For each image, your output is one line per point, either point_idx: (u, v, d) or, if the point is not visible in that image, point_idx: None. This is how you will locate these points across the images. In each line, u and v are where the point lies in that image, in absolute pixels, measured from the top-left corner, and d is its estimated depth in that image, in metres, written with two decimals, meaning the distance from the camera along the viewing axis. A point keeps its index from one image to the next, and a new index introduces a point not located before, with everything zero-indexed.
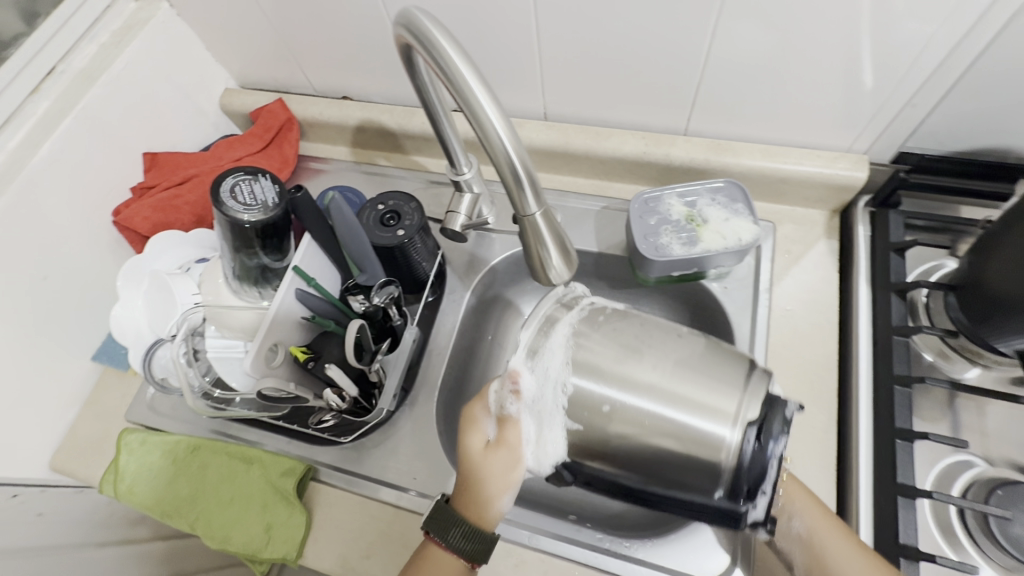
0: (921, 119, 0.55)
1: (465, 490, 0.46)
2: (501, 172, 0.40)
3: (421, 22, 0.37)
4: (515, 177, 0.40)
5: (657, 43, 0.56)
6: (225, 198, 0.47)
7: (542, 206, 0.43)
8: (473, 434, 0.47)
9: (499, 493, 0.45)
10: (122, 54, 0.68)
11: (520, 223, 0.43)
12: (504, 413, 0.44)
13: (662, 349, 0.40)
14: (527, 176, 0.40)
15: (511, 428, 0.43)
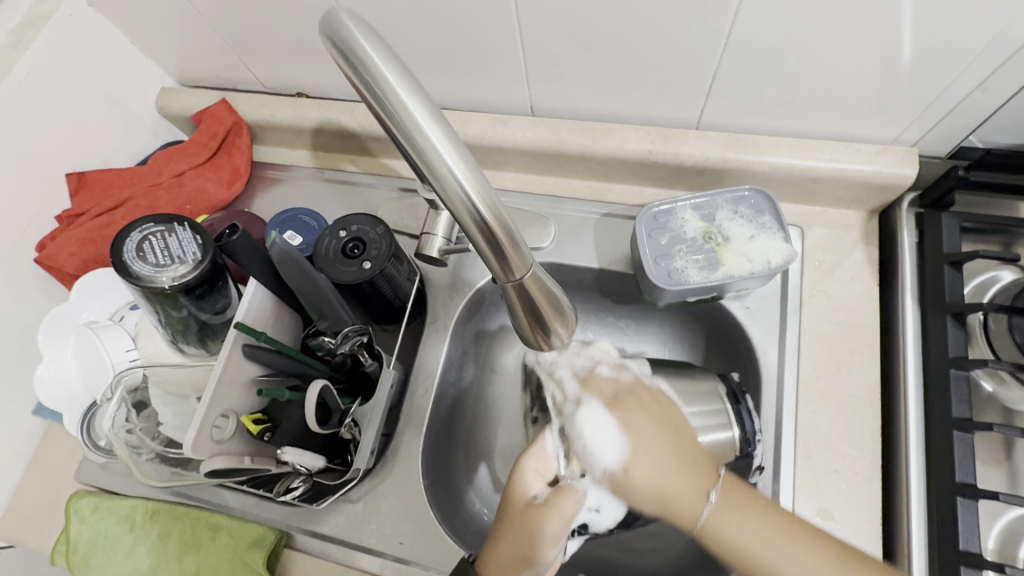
0: (988, 105, 0.45)
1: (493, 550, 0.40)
2: (472, 235, 0.30)
3: (348, 29, 0.27)
4: (491, 240, 0.31)
5: (666, 23, 0.46)
6: (132, 259, 0.38)
7: (530, 264, 0.34)
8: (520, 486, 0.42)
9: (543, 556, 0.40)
10: (22, 57, 0.57)
11: (504, 291, 0.34)
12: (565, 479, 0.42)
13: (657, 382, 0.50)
14: (506, 238, 0.31)
15: (568, 494, 0.41)
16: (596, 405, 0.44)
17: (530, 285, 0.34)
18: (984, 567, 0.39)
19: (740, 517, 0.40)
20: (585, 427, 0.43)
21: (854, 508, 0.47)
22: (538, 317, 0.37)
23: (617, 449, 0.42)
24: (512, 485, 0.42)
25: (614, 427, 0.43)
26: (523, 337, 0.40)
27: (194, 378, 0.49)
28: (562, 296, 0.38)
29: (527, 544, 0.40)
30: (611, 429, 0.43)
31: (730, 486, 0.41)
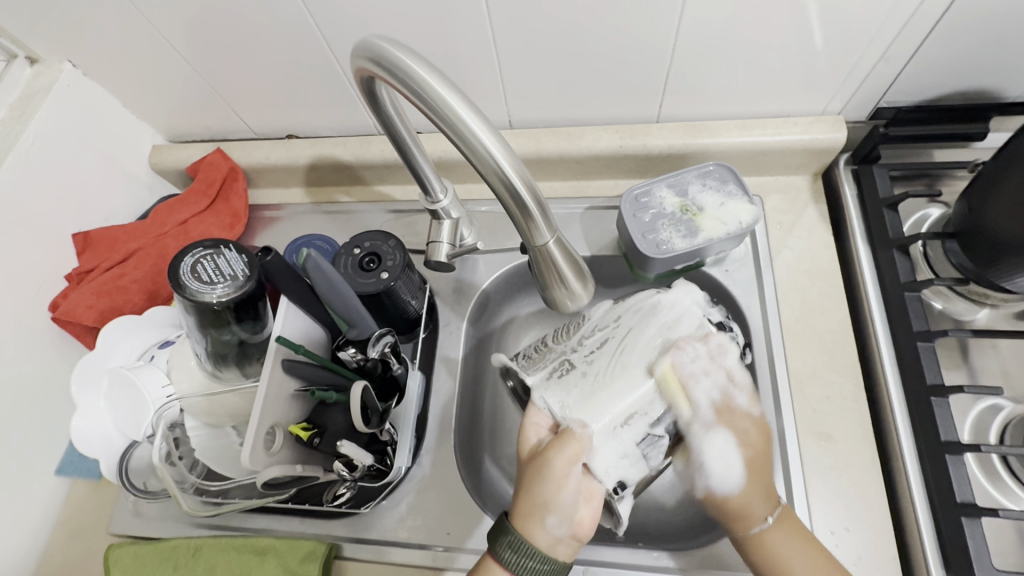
0: (894, 74, 0.55)
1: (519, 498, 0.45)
2: (505, 199, 0.38)
3: (386, 50, 0.34)
4: (520, 202, 0.38)
5: (621, 36, 0.53)
6: (187, 279, 0.42)
7: (552, 227, 0.41)
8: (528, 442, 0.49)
9: (554, 502, 0.44)
10: (27, 128, 0.60)
11: (533, 253, 0.41)
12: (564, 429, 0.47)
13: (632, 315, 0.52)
14: (532, 200, 0.38)
15: (569, 441, 0.46)
16: (722, 433, 0.48)
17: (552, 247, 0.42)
18: (963, 450, 0.46)
19: (791, 541, 0.46)
20: (705, 442, 0.48)
21: (850, 426, 0.53)
22: (561, 276, 0.44)
23: (734, 479, 0.48)
24: (522, 441, 0.50)
25: (739, 464, 0.48)
26: (547, 298, 0.47)
27: (233, 403, 0.52)
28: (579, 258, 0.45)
29: (535, 480, 0.45)
30: (739, 461, 0.48)
31: (789, 519, 0.47)
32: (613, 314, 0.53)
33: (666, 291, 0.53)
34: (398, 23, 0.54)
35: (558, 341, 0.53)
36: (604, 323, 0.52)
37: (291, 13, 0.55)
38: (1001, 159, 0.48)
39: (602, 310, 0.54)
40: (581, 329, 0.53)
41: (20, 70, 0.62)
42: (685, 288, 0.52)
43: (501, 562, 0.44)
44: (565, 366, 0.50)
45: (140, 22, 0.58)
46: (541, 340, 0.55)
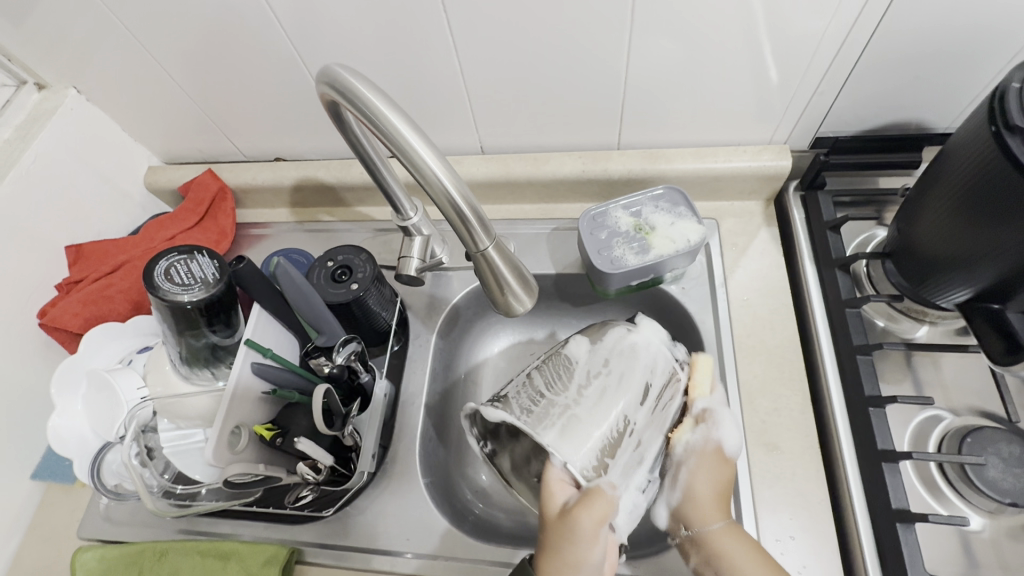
0: (829, 105, 0.59)
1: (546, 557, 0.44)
2: (448, 213, 0.41)
3: (344, 77, 0.38)
4: (462, 215, 0.41)
5: (576, 70, 0.58)
6: (160, 281, 0.45)
7: (492, 237, 0.45)
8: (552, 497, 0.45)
9: (584, 562, 0.43)
10: (30, 147, 0.65)
11: (476, 260, 0.45)
12: (593, 487, 0.44)
13: (621, 357, 0.50)
14: (472, 213, 0.42)
15: (599, 500, 0.44)
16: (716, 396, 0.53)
17: (492, 254, 0.46)
18: (898, 457, 0.48)
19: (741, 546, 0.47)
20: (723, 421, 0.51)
21: (796, 437, 0.55)
22: (504, 284, 0.48)
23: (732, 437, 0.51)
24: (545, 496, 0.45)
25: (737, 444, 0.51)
26: (495, 305, 0.51)
27: (202, 406, 0.53)
28: (520, 266, 0.49)
29: (568, 541, 0.43)
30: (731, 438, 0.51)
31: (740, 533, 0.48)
32: (596, 352, 0.51)
33: (635, 326, 0.53)
34: (375, 57, 0.60)
35: (552, 386, 0.49)
36: (589, 362, 0.51)
37: (277, 47, 0.60)
38: (921, 185, 0.51)
39: (583, 345, 0.52)
40: (570, 372, 0.50)
41: (28, 95, 0.68)
42: (651, 326, 0.53)
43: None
44: (572, 419, 0.47)
45: (140, 53, 0.63)
46: (529, 380, 0.51)
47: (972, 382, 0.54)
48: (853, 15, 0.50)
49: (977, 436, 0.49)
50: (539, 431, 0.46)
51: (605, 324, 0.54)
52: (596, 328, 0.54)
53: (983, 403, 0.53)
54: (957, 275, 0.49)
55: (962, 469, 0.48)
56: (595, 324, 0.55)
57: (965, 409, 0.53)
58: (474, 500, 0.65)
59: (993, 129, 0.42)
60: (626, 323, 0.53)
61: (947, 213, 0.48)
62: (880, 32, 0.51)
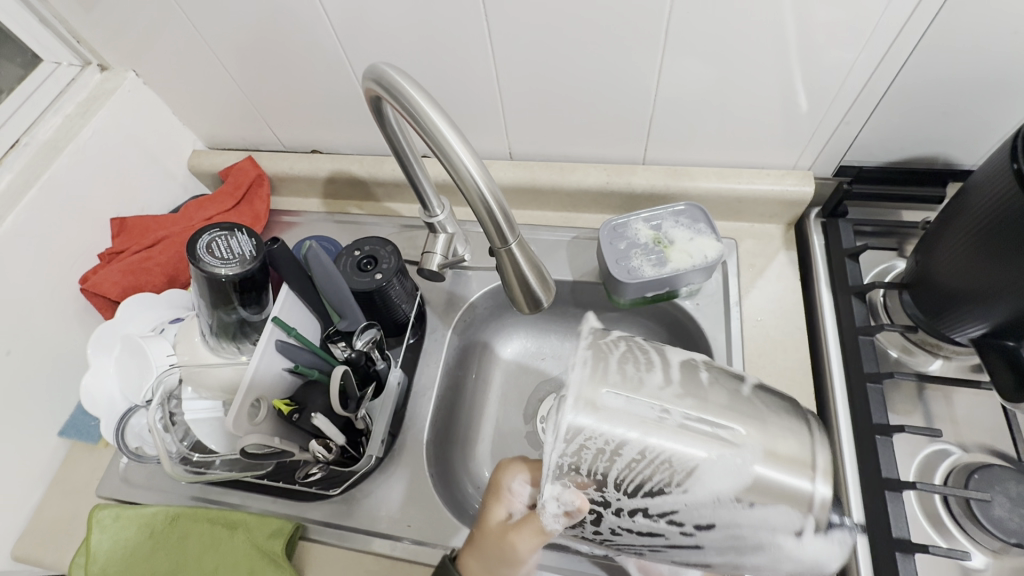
0: (855, 135, 0.60)
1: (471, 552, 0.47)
2: (477, 208, 0.43)
3: (390, 75, 0.41)
4: (489, 211, 0.43)
5: (608, 84, 0.60)
6: (203, 254, 0.48)
7: (516, 236, 0.47)
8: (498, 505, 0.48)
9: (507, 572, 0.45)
10: (89, 123, 0.69)
11: (499, 256, 0.47)
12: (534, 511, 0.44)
13: (716, 536, 0.41)
14: (500, 210, 0.43)
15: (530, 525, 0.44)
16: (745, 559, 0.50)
17: (515, 251, 0.47)
18: (901, 486, 0.48)
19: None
20: None
21: None
22: (525, 282, 0.50)
23: None
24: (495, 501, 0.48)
25: None
26: (514, 302, 0.53)
27: (226, 378, 0.56)
28: (542, 269, 0.51)
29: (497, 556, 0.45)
30: None
31: None
32: (719, 507, 0.40)
33: (805, 538, 0.40)
34: (416, 59, 0.63)
35: (651, 453, 0.40)
36: (714, 499, 0.40)
37: (325, 45, 0.63)
38: (942, 219, 0.52)
39: (733, 489, 0.40)
40: (679, 477, 0.40)
41: (91, 75, 0.72)
42: (817, 553, 0.40)
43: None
44: (614, 477, 0.40)
45: (198, 43, 0.67)
46: (646, 422, 0.41)
47: (985, 420, 0.54)
48: (884, 46, 0.51)
49: (984, 473, 0.49)
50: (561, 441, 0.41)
51: (799, 475, 0.40)
52: (781, 484, 0.40)
53: (994, 441, 0.52)
54: (972, 310, 0.49)
55: (967, 504, 0.48)
56: (783, 479, 0.40)
57: (975, 446, 0.52)
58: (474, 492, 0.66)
59: (1014, 168, 0.42)
60: (799, 527, 0.40)
61: (965, 248, 0.48)
62: (909, 67, 0.52)
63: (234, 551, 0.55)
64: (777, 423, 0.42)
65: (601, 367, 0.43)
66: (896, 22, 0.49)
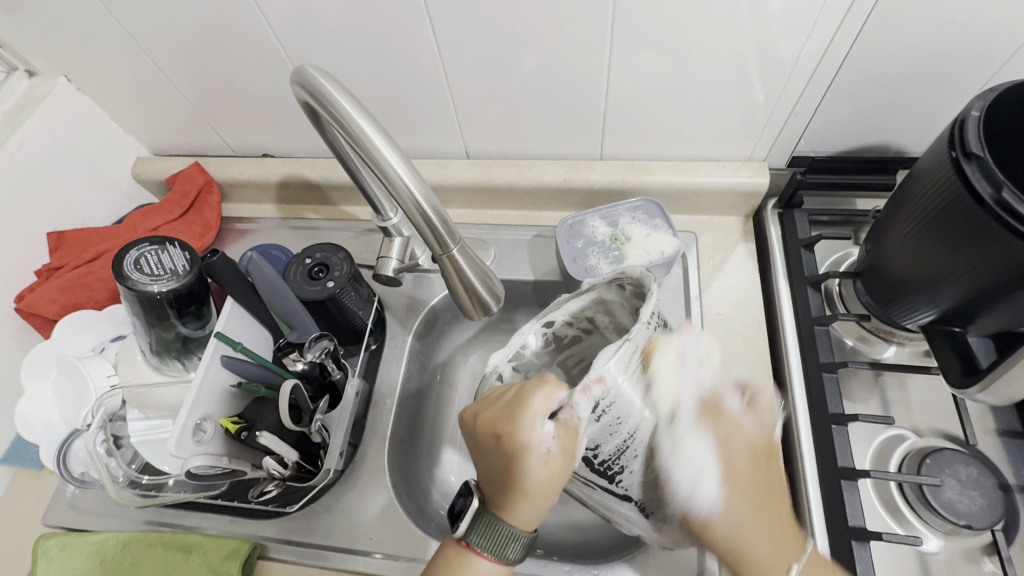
0: (805, 126, 0.61)
1: (524, 504, 0.42)
2: (411, 213, 0.43)
3: (315, 78, 0.40)
4: (424, 215, 0.43)
5: (560, 80, 0.59)
6: (130, 271, 0.46)
7: (457, 240, 0.47)
8: (529, 460, 0.40)
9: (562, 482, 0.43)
10: (16, 133, 0.65)
11: (441, 262, 0.47)
12: (570, 421, 0.40)
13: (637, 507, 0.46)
14: (435, 214, 0.43)
15: (571, 437, 0.41)
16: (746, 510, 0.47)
17: (458, 257, 0.48)
18: (856, 475, 0.48)
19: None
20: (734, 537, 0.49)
21: None
22: (472, 289, 0.50)
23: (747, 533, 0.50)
24: (521, 452, 0.41)
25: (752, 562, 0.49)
26: (464, 309, 0.53)
27: (173, 397, 0.53)
28: (487, 272, 0.51)
29: (554, 486, 0.42)
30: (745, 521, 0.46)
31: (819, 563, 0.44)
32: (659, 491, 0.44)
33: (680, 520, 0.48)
34: (363, 60, 0.60)
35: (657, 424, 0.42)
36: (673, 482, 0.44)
37: (267, 46, 0.61)
38: (890, 207, 0.52)
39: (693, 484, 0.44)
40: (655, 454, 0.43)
41: (19, 81, 0.68)
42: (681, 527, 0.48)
43: (502, 560, 0.42)
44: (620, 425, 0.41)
45: (132, 46, 0.64)
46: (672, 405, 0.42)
47: (936, 404, 0.54)
48: (829, 36, 0.51)
49: (937, 458, 0.50)
50: (614, 369, 0.39)
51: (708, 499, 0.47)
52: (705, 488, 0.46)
53: (946, 424, 0.53)
54: (919, 298, 0.50)
55: (920, 489, 0.49)
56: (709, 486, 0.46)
57: (929, 431, 0.53)
58: (452, 453, 0.69)
59: (951, 156, 0.43)
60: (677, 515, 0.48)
61: (909, 236, 0.49)
62: (854, 56, 0.52)
63: None
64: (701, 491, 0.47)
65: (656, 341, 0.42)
66: (839, 11, 0.49)
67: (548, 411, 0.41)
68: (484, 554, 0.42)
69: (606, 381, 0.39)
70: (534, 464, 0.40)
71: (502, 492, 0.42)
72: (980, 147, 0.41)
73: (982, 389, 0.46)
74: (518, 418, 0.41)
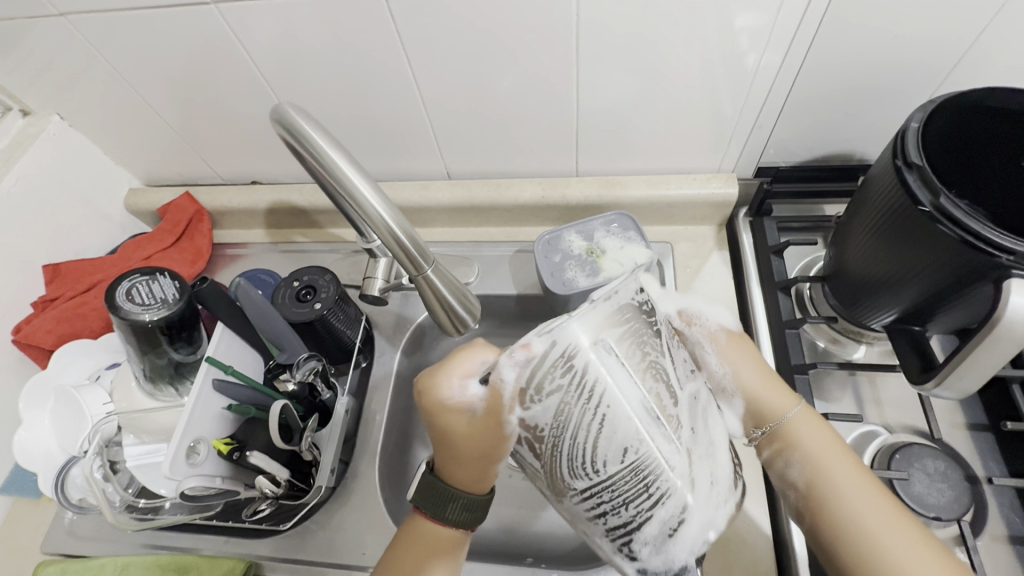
0: (768, 138, 0.64)
1: (460, 463, 0.42)
2: (385, 238, 0.45)
3: (290, 114, 0.42)
4: (397, 239, 0.45)
5: (533, 101, 0.62)
6: (122, 301, 0.48)
7: (431, 262, 0.49)
8: (454, 412, 0.42)
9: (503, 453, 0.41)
10: (12, 170, 0.67)
11: (417, 282, 0.49)
12: (495, 382, 0.37)
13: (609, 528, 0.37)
14: (407, 238, 0.46)
15: (495, 397, 0.37)
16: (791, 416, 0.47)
17: (430, 277, 0.50)
18: None
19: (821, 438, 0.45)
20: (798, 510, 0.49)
21: None
22: (450, 306, 0.52)
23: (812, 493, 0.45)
24: (444, 401, 0.42)
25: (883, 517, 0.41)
26: (443, 327, 0.55)
27: (167, 421, 0.55)
28: (464, 290, 0.54)
29: (487, 449, 0.41)
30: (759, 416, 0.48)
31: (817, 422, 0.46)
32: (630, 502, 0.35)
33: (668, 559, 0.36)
34: (345, 90, 0.63)
35: (608, 439, 0.34)
36: (625, 513, 0.35)
37: (253, 79, 0.64)
38: (849, 212, 0.54)
39: (645, 522, 0.35)
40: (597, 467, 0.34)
41: (14, 120, 0.71)
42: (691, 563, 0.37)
43: (449, 524, 0.44)
44: (557, 419, 0.34)
45: (124, 84, 0.67)
46: (633, 420, 0.34)
47: (906, 401, 0.56)
48: (782, 53, 0.54)
49: (905, 453, 0.51)
50: (551, 344, 0.34)
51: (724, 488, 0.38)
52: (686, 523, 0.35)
53: (916, 420, 0.55)
54: (882, 299, 0.52)
55: (890, 484, 0.51)
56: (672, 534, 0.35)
57: (900, 427, 0.55)
58: (425, 452, 0.71)
59: (898, 166, 0.45)
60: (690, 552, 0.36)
61: (869, 240, 0.51)
62: (807, 70, 0.55)
63: None
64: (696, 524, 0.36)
65: (620, 331, 0.35)
66: (789, 30, 0.52)
67: (472, 372, 0.41)
68: (425, 514, 0.44)
69: (533, 351, 0.34)
70: (458, 420, 0.42)
71: (441, 449, 0.44)
72: (920, 157, 0.44)
73: (939, 384, 0.48)
74: (450, 368, 0.42)
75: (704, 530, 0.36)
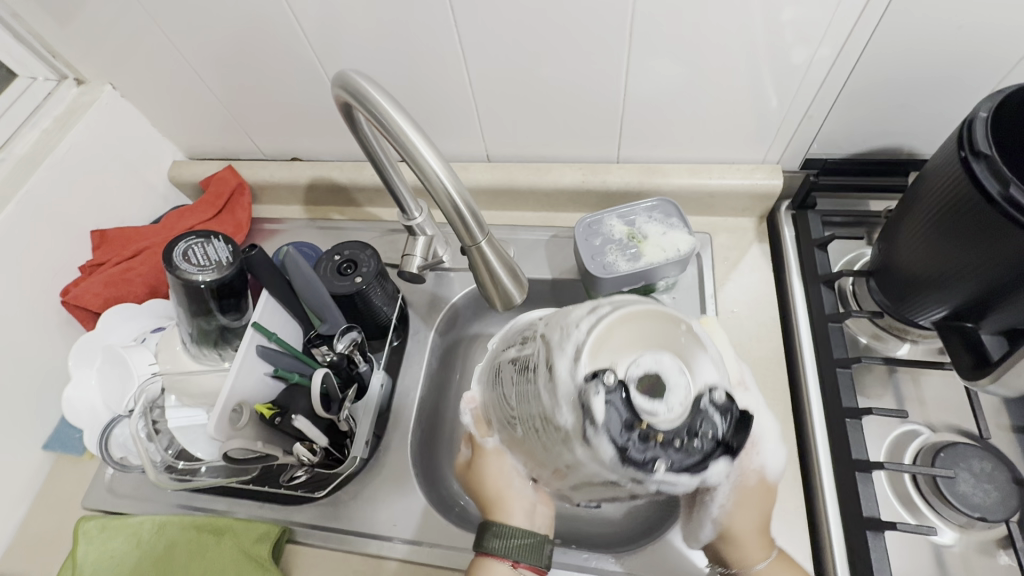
0: (817, 130, 0.63)
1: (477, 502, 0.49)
2: (446, 207, 0.46)
3: (356, 80, 0.43)
4: (458, 209, 0.46)
5: (580, 85, 0.62)
6: (179, 261, 0.49)
7: (485, 233, 0.50)
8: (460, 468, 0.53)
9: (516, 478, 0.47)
10: (66, 137, 0.69)
11: (469, 251, 0.50)
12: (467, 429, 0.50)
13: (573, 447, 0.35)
14: (468, 210, 0.47)
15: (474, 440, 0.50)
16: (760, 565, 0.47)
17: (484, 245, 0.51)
18: (869, 467, 0.50)
19: None
20: None
21: None
22: (496, 277, 0.54)
23: None
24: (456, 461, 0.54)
25: None
26: (488, 296, 0.57)
27: (209, 385, 0.56)
28: (513, 263, 0.55)
29: (488, 477, 0.48)
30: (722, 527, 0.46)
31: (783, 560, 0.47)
32: (528, 396, 0.36)
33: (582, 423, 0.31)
34: (393, 68, 0.64)
35: (507, 382, 0.40)
36: (538, 417, 0.35)
37: (302, 55, 0.64)
38: (901, 207, 0.53)
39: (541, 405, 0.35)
40: (514, 414, 0.39)
41: (69, 89, 0.73)
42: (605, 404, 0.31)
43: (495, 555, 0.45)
44: (492, 401, 0.43)
45: (176, 57, 0.68)
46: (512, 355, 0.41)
47: (951, 400, 0.55)
48: (840, 43, 0.53)
49: (950, 452, 0.50)
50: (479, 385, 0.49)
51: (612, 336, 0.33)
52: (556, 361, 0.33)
53: (961, 420, 0.54)
54: (931, 295, 0.51)
55: (934, 482, 0.50)
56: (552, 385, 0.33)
57: (944, 425, 0.54)
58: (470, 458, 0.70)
59: (961, 155, 0.44)
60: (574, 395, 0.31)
61: (922, 234, 0.50)
62: (864, 61, 0.54)
63: (220, 558, 0.55)
64: (564, 352, 0.33)
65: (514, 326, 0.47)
66: (850, 19, 0.50)
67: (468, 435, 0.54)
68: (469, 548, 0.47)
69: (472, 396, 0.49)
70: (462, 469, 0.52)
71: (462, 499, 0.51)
72: (988, 146, 0.43)
73: (994, 381, 0.47)
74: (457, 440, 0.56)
75: (565, 350, 0.32)
